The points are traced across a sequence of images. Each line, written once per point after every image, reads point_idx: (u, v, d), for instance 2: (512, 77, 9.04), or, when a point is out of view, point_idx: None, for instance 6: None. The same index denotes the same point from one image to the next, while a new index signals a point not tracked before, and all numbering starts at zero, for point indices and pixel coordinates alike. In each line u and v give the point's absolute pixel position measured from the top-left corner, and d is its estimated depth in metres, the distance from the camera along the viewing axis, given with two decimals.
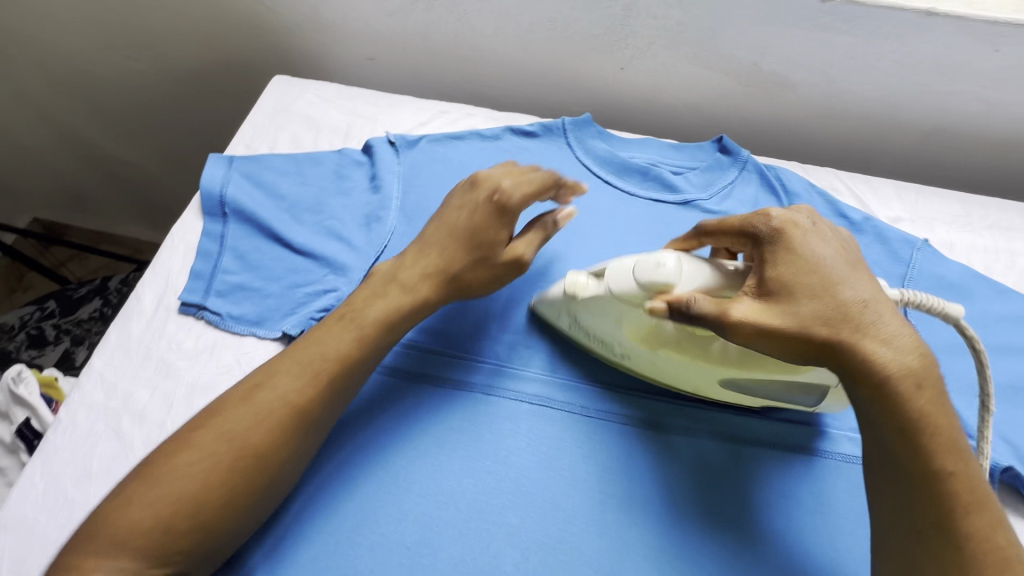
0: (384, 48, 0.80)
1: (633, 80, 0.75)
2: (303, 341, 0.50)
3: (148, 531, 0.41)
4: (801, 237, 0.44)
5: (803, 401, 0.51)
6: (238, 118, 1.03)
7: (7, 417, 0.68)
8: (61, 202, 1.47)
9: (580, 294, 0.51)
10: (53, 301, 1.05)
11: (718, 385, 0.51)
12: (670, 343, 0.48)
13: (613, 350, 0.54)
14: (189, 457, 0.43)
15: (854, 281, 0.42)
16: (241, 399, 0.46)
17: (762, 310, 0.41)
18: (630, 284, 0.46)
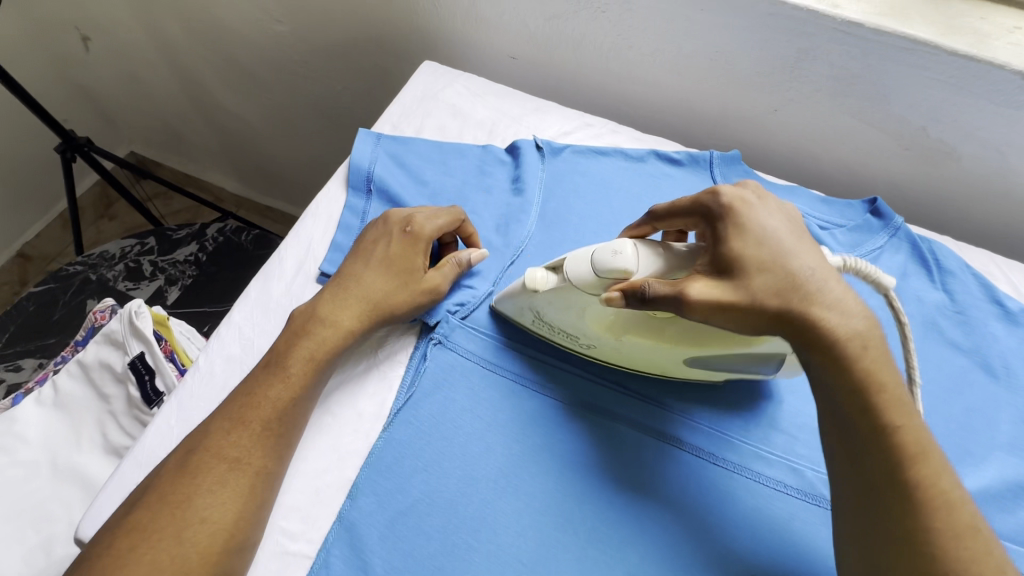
0: (531, 49, 0.80)
1: (784, 124, 0.73)
2: (297, 323, 0.52)
3: (193, 516, 0.42)
4: (748, 212, 0.43)
5: (763, 370, 0.51)
6: (360, 92, 1.04)
7: (121, 346, 0.69)
8: (162, 142, 1.52)
9: (540, 290, 0.48)
10: (154, 238, 1.09)
11: (684, 365, 0.51)
12: (635, 330, 0.48)
13: (578, 342, 0.53)
14: (217, 441, 0.45)
15: (802, 253, 0.42)
16: (255, 379, 0.49)
17: (718, 290, 0.41)
18: (586, 268, 0.45)
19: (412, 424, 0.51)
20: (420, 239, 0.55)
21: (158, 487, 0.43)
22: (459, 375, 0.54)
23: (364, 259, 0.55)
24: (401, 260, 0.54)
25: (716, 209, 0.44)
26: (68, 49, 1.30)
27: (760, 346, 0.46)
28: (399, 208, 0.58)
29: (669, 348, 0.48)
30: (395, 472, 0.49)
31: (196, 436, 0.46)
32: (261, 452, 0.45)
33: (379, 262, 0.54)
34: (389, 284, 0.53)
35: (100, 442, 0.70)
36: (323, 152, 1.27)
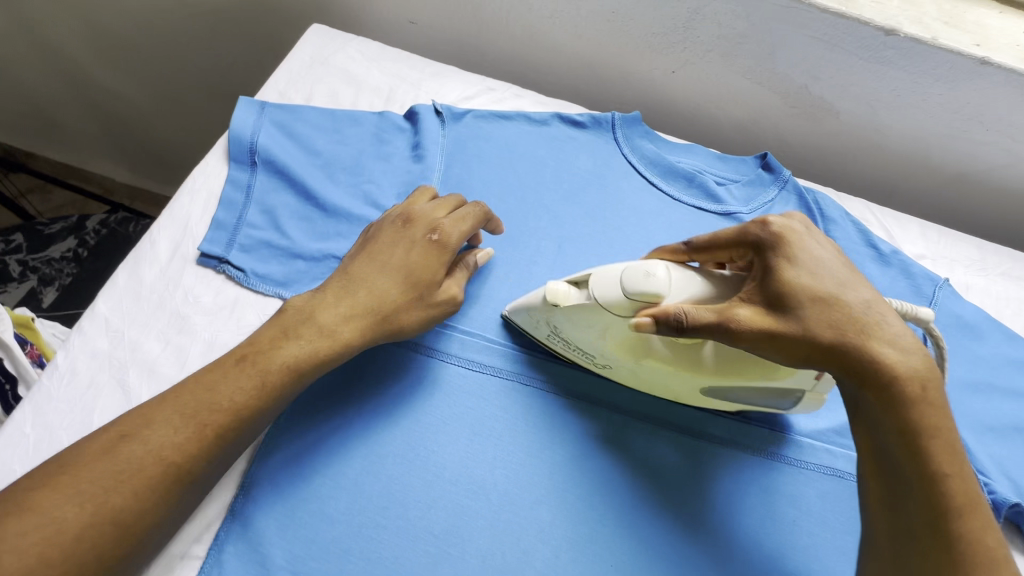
0: (429, 13, 0.76)
1: (683, 85, 0.75)
2: (293, 317, 0.46)
3: (103, 513, 0.36)
4: (798, 245, 0.42)
5: (778, 404, 0.49)
6: (254, 64, 0.96)
7: None
8: (29, 128, 1.34)
9: (561, 304, 0.46)
10: (21, 235, 0.96)
11: (701, 394, 0.49)
12: (659, 355, 0.45)
13: (587, 357, 0.50)
14: (160, 434, 0.39)
15: (853, 285, 0.41)
16: (218, 375, 0.42)
17: (766, 319, 0.40)
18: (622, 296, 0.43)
19: (311, 406, 0.48)
20: (447, 249, 0.50)
21: (72, 466, 0.37)
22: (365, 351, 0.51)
23: (372, 266, 0.49)
24: (413, 275, 0.49)
25: (759, 242, 0.43)
26: None
27: (783, 377, 0.44)
28: (416, 206, 0.52)
29: (688, 375, 0.46)
30: (294, 459, 0.46)
31: (135, 422, 0.39)
32: (204, 459, 0.40)
33: (389, 269, 0.49)
34: (390, 302, 0.48)
35: None
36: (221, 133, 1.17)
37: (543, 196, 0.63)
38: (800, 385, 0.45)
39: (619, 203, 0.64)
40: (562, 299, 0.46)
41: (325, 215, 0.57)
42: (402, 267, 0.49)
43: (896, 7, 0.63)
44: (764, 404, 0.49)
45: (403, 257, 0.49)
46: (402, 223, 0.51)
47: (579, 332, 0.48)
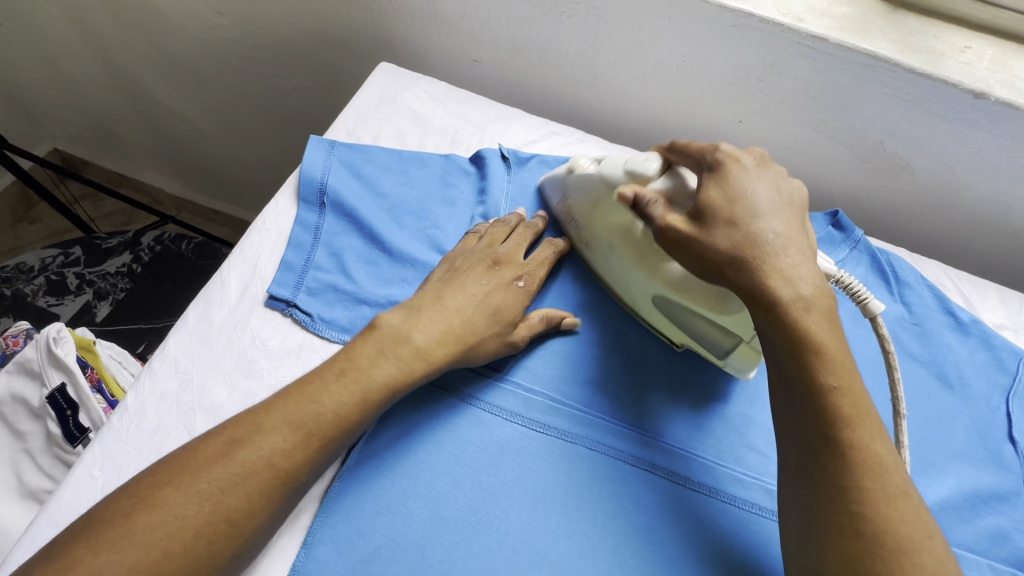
0: (494, 53, 0.76)
1: (748, 135, 0.73)
2: (377, 339, 0.48)
3: (222, 511, 0.38)
4: (739, 174, 0.47)
5: (714, 348, 0.53)
6: (313, 92, 0.98)
7: (38, 378, 0.62)
8: (87, 138, 1.39)
9: (578, 172, 0.58)
10: (80, 248, 0.98)
11: (650, 303, 0.54)
12: (630, 242, 0.53)
13: (583, 238, 0.58)
14: (269, 442, 0.40)
15: (772, 221, 0.45)
16: (324, 382, 0.44)
17: (687, 225, 0.46)
18: (617, 175, 0.53)
19: (373, 461, 0.47)
20: (525, 290, 0.54)
21: (186, 463, 0.39)
22: (427, 403, 0.50)
23: (463, 289, 0.51)
24: (500, 302, 0.52)
25: (710, 160, 0.48)
26: None
27: (721, 313, 0.48)
28: (491, 238, 0.57)
29: (643, 275, 0.52)
30: (356, 516, 0.45)
31: (247, 423, 0.41)
32: (310, 463, 0.42)
33: (479, 297, 0.52)
34: (485, 325, 0.51)
35: (14, 485, 0.62)
36: (272, 153, 1.19)
37: None
38: (739, 331, 0.49)
39: None
40: (575, 173, 0.58)
41: (392, 260, 0.57)
42: (488, 295, 0.52)
43: (985, 70, 0.60)
44: (704, 343, 0.53)
45: (492, 289, 0.52)
46: (486, 254, 0.54)
47: (578, 203, 0.57)
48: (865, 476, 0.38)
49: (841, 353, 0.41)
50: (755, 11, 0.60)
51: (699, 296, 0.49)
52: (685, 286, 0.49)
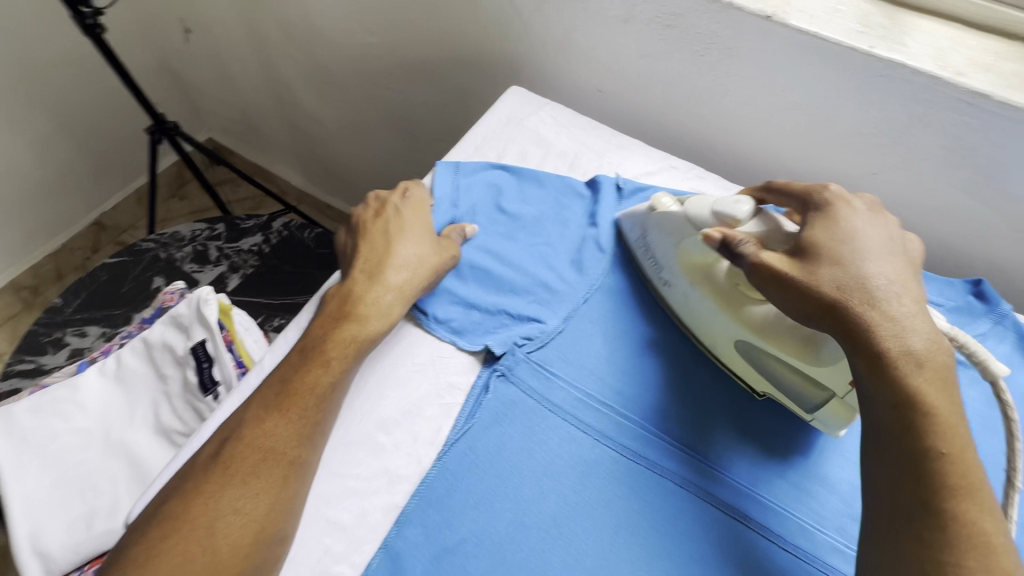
0: (619, 85, 0.78)
1: (880, 189, 0.69)
2: (340, 299, 0.53)
3: (224, 509, 0.42)
4: (847, 215, 0.48)
5: (801, 401, 0.52)
6: (438, 108, 1.06)
7: (186, 331, 0.72)
8: (238, 132, 1.59)
9: (659, 211, 0.58)
10: (223, 225, 1.12)
11: (733, 348, 0.54)
12: (713, 286, 0.54)
13: (659, 276, 0.58)
14: (253, 430, 0.45)
15: (882, 262, 0.45)
16: (292, 364, 0.49)
17: (785, 261, 0.46)
18: (705, 215, 0.53)
19: (466, 456, 0.49)
20: (421, 204, 0.60)
21: (192, 476, 0.44)
22: (520, 409, 0.52)
23: (375, 232, 0.56)
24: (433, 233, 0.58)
25: (818, 200, 0.49)
26: (171, 39, 1.39)
27: (819, 362, 0.48)
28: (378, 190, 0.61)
29: (727, 316, 0.53)
30: (446, 507, 0.47)
31: (234, 425, 0.46)
32: (295, 442, 0.45)
33: (412, 229, 0.57)
34: (430, 251, 0.56)
35: (151, 421, 0.71)
36: (391, 159, 1.29)
37: None
38: (832, 384, 0.48)
39: None
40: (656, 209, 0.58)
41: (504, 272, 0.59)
42: (397, 222, 0.57)
43: None
44: (790, 396, 0.52)
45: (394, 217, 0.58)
46: (394, 194, 0.60)
47: (661, 244, 0.58)
48: (966, 550, 0.36)
49: (951, 411, 0.40)
50: (906, 62, 0.58)
51: (787, 342, 0.49)
52: (776, 331, 0.50)
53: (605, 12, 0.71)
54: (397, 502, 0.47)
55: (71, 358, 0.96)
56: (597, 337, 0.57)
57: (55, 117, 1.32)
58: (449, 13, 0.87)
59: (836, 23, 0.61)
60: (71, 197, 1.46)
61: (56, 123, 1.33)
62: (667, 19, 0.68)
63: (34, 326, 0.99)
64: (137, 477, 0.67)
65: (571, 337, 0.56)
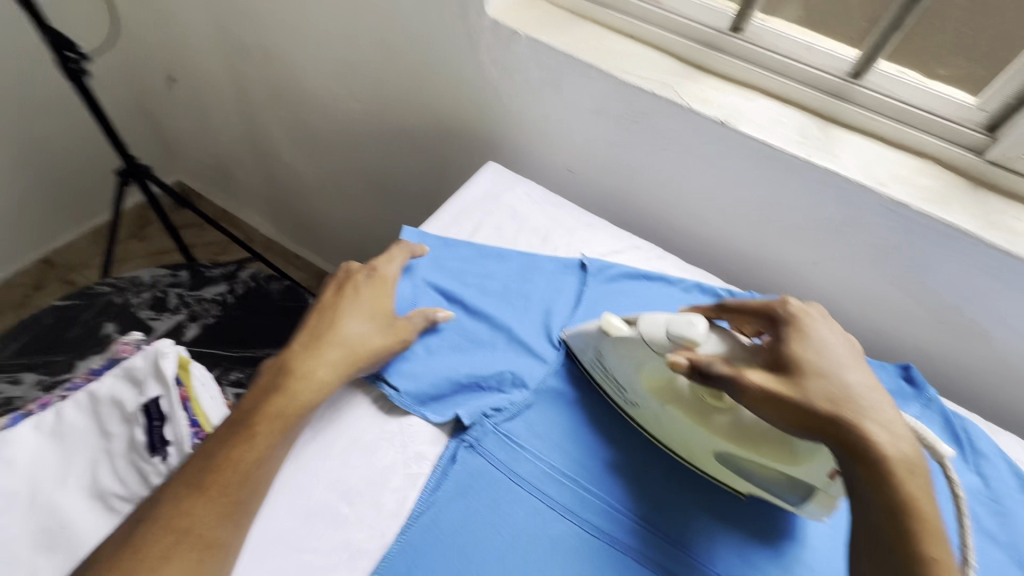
0: (590, 167, 0.85)
1: (820, 276, 0.76)
2: (266, 383, 0.52)
3: None
4: (812, 324, 0.52)
5: (788, 497, 0.52)
6: (418, 173, 1.10)
7: (139, 386, 0.68)
8: (211, 179, 1.59)
9: (612, 333, 0.56)
10: (187, 273, 1.10)
11: (713, 459, 0.53)
12: (681, 403, 0.53)
13: (625, 397, 0.58)
14: (172, 509, 0.43)
15: (854, 370, 0.49)
16: (218, 439, 0.48)
17: (776, 382, 0.47)
18: (657, 331, 0.54)
19: (432, 529, 0.48)
20: (386, 282, 0.61)
21: (102, 560, 0.41)
22: (488, 482, 0.52)
23: (341, 313, 0.56)
24: (382, 317, 0.57)
25: (781, 314, 0.53)
26: (154, 86, 1.41)
27: (793, 461, 0.49)
28: (348, 272, 0.61)
29: (703, 431, 0.52)
30: None
31: (151, 503, 0.44)
32: (216, 522, 0.43)
33: (353, 310, 0.57)
34: (386, 333, 0.56)
35: (88, 483, 0.66)
36: (366, 216, 1.31)
37: None
38: (811, 477, 0.49)
39: None
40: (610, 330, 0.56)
41: (472, 348, 0.61)
42: (360, 303, 0.58)
43: None
44: (774, 493, 0.52)
45: (354, 298, 0.58)
46: (362, 269, 0.61)
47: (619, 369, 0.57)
48: None
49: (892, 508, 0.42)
50: (839, 170, 0.66)
51: (745, 447, 0.50)
52: (737, 440, 0.51)
53: (579, 104, 0.78)
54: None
55: None
56: (563, 410, 0.58)
57: (18, 151, 1.29)
58: (435, 90, 0.92)
59: (779, 132, 0.70)
60: (22, 232, 1.40)
61: (18, 158, 1.29)
62: (634, 116, 0.75)
63: None
64: (67, 547, 0.63)
65: (538, 409, 0.58)
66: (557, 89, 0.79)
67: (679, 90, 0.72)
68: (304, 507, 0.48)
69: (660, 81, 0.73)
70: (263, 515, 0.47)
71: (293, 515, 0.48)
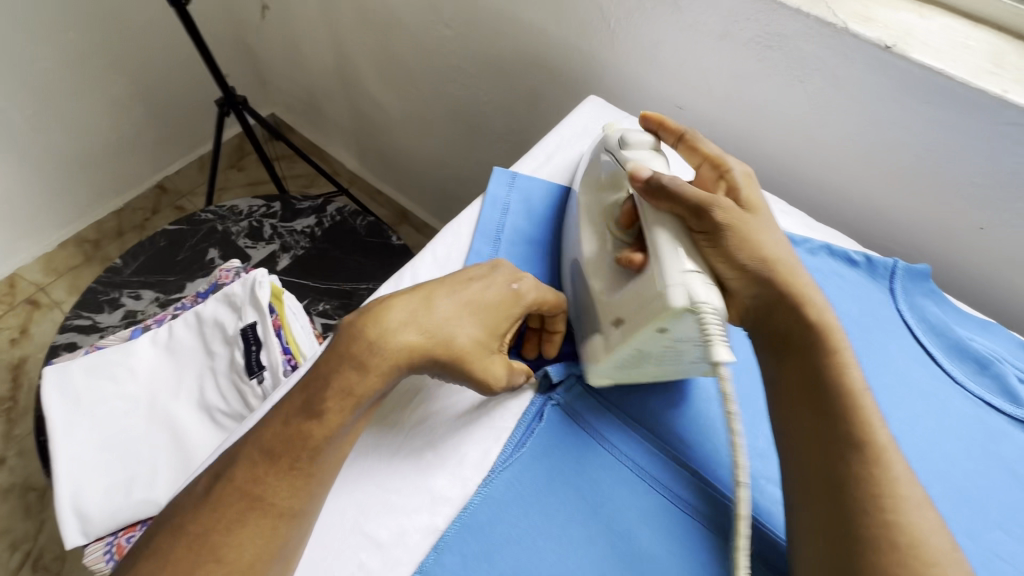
0: (704, 103, 0.73)
1: (987, 244, 0.63)
2: (344, 344, 0.44)
3: (222, 537, 0.39)
4: (750, 188, 0.54)
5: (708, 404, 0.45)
6: (504, 107, 1.03)
7: (238, 311, 0.72)
8: (301, 111, 1.61)
9: (592, 177, 0.60)
10: (279, 204, 1.13)
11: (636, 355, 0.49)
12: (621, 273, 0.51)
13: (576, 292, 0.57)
14: (251, 460, 0.41)
15: (770, 243, 0.49)
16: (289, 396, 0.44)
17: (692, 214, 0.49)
18: (614, 140, 0.58)
19: (513, 484, 0.47)
20: (523, 305, 0.50)
21: (190, 501, 0.41)
22: (572, 444, 0.49)
23: (461, 307, 0.47)
24: (500, 330, 0.49)
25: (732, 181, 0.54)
26: (249, 14, 1.42)
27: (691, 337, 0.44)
28: (508, 262, 0.52)
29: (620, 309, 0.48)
30: (487, 536, 0.44)
31: (233, 451, 0.43)
32: (288, 493, 0.41)
33: (475, 312, 0.47)
34: (482, 357, 0.47)
35: (195, 396, 0.71)
36: (448, 153, 1.27)
37: None
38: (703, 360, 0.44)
39: (886, 365, 0.56)
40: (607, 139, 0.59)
41: None
42: (481, 315, 0.48)
43: None
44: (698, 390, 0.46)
45: (484, 304, 0.48)
46: (505, 273, 0.50)
47: (588, 170, 0.61)
48: None
49: None
50: None
51: (597, 266, 0.53)
52: (603, 252, 0.54)
53: (700, 26, 0.67)
54: (437, 526, 0.45)
55: (124, 319, 0.98)
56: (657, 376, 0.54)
57: (131, 81, 1.36)
58: (530, 11, 0.83)
59: (964, 61, 0.55)
60: (138, 158, 1.51)
61: (132, 86, 1.37)
62: (768, 40, 0.63)
63: (94, 283, 1.02)
64: (178, 454, 0.67)
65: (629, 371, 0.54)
66: (675, 8, 0.68)
67: (832, 6, 0.59)
68: (390, 447, 0.48)
69: None
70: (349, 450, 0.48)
71: (379, 454, 0.48)
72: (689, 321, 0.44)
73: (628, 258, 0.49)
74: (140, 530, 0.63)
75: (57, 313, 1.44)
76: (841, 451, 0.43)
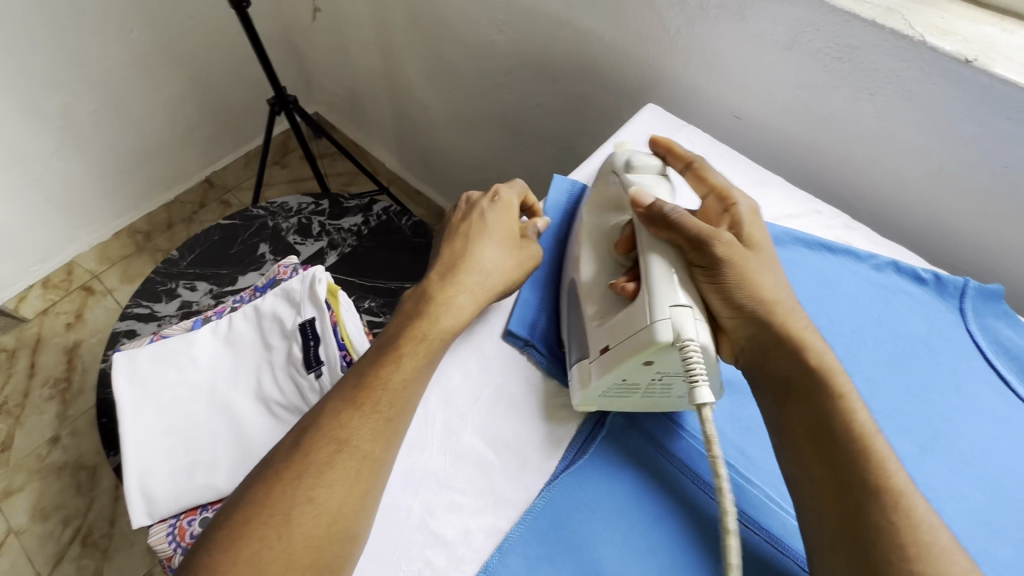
0: (765, 113, 0.73)
1: None
2: (409, 306, 0.52)
3: (305, 496, 0.41)
4: (755, 225, 0.53)
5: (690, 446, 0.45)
6: (552, 112, 1.04)
7: (297, 306, 0.75)
8: (345, 110, 1.65)
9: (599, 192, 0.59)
10: (327, 202, 1.16)
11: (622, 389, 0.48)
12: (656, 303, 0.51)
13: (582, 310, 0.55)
14: (333, 421, 0.44)
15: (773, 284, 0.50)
16: (369, 362, 0.48)
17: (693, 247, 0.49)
18: (620, 161, 0.58)
19: (575, 490, 0.47)
20: (513, 211, 0.58)
21: (273, 464, 0.43)
22: (634, 454, 0.49)
23: (467, 235, 0.56)
24: (512, 236, 0.56)
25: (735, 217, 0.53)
26: (300, 15, 1.45)
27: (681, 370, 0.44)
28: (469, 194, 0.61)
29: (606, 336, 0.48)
30: (550, 540, 0.45)
31: (312, 417, 0.46)
32: (371, 437, 0.44)
33: (481, 232, 0.56)
34: (507, 259, 0.54)
35: (253, 387, 0.73)
36: (491, 155, 1.28)
37: (859, 352, 0.57)
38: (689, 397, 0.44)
39: (956, 387, 0.54)
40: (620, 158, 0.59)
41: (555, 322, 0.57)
42: (484, 228, 0.56)
43: None
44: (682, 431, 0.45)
45: (480, 220, 0.57)
46: (485, 196, 0.59)
47: (594, 187, 0.60)
48: None
49: None
50: None
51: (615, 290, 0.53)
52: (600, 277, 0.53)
53: (764, 35, 0.66)
54: (501, 526, 0.46)
55: (179, 310, 1.02)
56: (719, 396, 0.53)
57: (188, 79, 1.41)
58: (586, 18, 0.84)
59: None
60: (190, 153, 1.56)
61: (188, 84, 1.42)
62: (836, 51, 0.62)
63: (152, 274, 1.06)
64: (238, 442, 0.69)
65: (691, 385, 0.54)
66: (739, 18, 0.67)
67: (907, 17, 0.58)
68: (454, 447, 0.49)
69: (882, 6, 0.59)
70: (415, 448, 0.48)
71: (444, 453, 0.49)
72: (673, 355, 0.44)
73: (622, 285, 0.50)
74: (201, 514, 0.66)
75: (109, 299, 1.49)
76: (863, 495, 0.41)
